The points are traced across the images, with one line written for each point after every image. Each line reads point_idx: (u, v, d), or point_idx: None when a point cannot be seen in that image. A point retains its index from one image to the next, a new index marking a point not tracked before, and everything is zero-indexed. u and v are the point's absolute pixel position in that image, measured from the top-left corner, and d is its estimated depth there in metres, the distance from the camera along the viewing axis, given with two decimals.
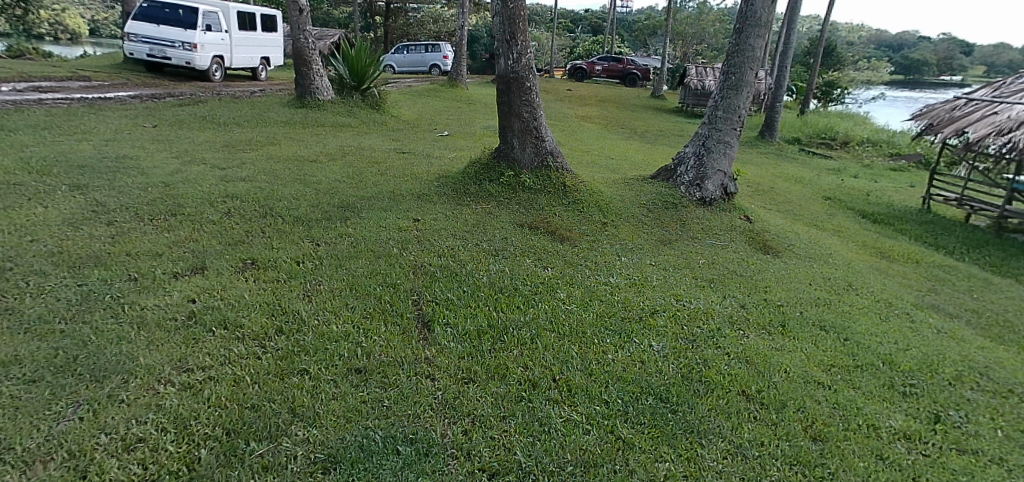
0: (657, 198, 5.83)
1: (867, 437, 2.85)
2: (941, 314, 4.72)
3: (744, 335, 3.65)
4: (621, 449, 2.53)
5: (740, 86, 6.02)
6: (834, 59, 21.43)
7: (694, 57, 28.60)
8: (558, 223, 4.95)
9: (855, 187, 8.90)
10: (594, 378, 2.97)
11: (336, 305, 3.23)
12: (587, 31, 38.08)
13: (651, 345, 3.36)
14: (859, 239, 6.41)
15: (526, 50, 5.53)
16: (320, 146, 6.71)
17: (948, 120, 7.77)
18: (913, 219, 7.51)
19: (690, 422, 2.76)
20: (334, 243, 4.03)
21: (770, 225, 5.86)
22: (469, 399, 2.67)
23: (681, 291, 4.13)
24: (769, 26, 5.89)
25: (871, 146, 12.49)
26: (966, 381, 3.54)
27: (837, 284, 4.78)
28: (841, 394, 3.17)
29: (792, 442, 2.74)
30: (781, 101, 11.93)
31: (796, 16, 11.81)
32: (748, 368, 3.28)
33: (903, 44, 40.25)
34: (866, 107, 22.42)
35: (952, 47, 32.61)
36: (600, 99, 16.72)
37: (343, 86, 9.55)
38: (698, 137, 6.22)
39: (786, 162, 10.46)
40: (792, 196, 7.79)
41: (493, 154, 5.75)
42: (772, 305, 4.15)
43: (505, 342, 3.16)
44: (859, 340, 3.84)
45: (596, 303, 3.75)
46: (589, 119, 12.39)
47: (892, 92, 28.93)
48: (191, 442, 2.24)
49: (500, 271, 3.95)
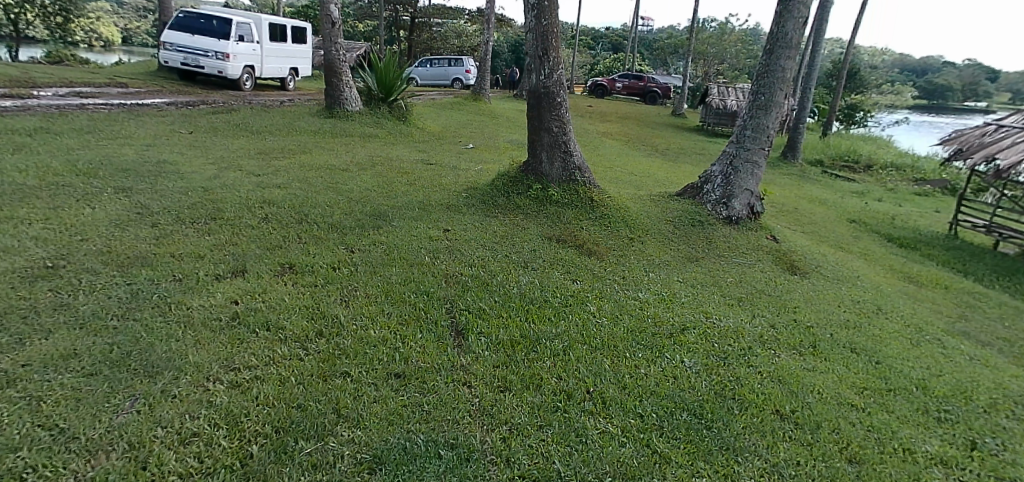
0: (684, 215, 5.85)
1: (903, 461, 2.85)
2: (972, 341, 4.69)
3: (776, 355, 3.66)
4: (659, 463, 2.54)
5: (769, 106, 6.01)
6: (857, 82, 21.28)
7: (715, 77, 28.58)
8: (586, 237, 4.98)
9: (879, 211, 8.85)
10: (627, 391, 3.00)
11: (372, 311, 3.29)
12: (607, 48, 38.49)
13: (682, 361, 3.40)
14: (886, 263, 6.39)
15: (558, 66, 5.59)
16: (350, 156, 6.83)
17: (978, 146, 7.70)
18: (940, 245, 7.45)
19: (725, 438, 2.78)
20: (368, 250, 4.09)
21: (796, 246, 5.87)
22: (506, 407, 2.70)
23: (710, 308, 4.16)
24: (799, 47, 5.87)
25: (894, 170, 12.38)
26: (1002, 409, 3.53)
27: (866, 307, 4.76)
28: (874, 417, 3.17)
29: (828, 462, 2.75)
30: (803, 123, 11.91)
31: (820, 39, 11.76)
32: (781, 387, 3.29)
33: (926, 70, 39.85)
34: (889, 131, 22.19)
35: (977, 73, 32.16)
36: (622, 117, 16.83)
37: (371, 98, 9.68)
38: (725, 156, 6.24)
39: (809, 183, 10.44)
40: (817, 218, 7.76)
41: (522, 168, 5.78)
42: (803, 326, 4.16)
43: (539, 353, 3.20)
44: (890, 364, 3.83)
45: (627, 317, 3.78)
46: (611, 136, 12.47)
47: (915, 117, 28.51)
48: (243, 438, 2.29)
49: (531, 283, 4.00)
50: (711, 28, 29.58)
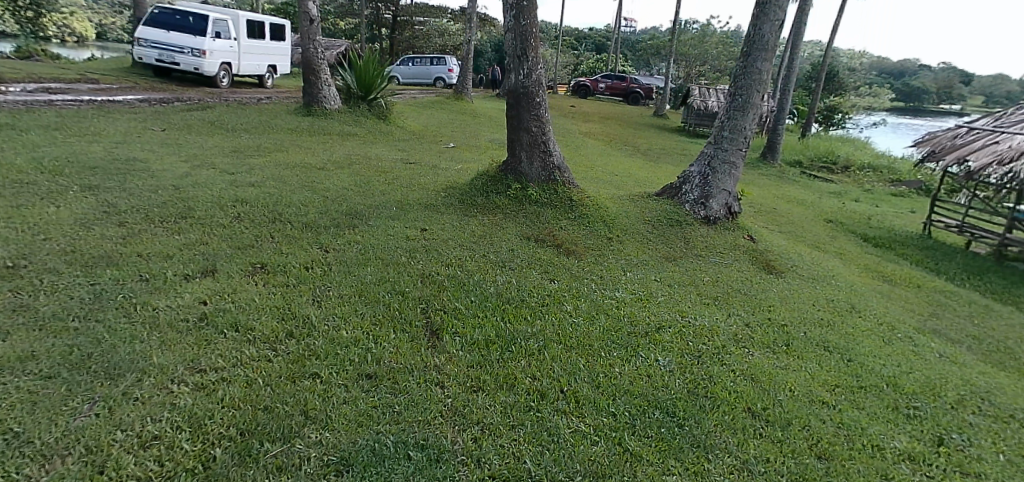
0: (663, 214, 5.89)
1: (871, 457, 2.89)
2: (943, 339, 4.77)
3: (750, 353, 3.70)
4: (630, 461, 2.55)
5: (746, 107, 6.07)
6: (835, 84, 21.61)
7: (697, 78, 28.83)
8: (565, 236, 4.98)
9: (856, 211, 8.99)
10: (601, 390, 3.00)
11: (345, 311, 3.25)
12: (590, 48, 38.62)
13: (657, 359, 3.41)
14: (860, 263, 6.48)
15: (537, 66, 5.59)
16: (327, 154, 6.77)
17: (950, 147, 7.85)
18: (913, 245, 7.58)
19: (696, 436, 2.80)
20: (343, 250, 4.05)
21: (773, 245, 5.93)
22: (478, 408, 2.68)
23: (686, 308, 4.18)
24: (775, 50, 5.94)
25: (871, 170, 12.58)
26: (969, 405, 3.60)
27: (840, 306, 4.82)
28: (844, 414, 3.22)
29: (797, 459, 2.78)
30: (783, 124, 12.06)
31: (798, 42, 11.90)
32: (753, 385, 3.32)
33: (903, 73, 40.60)
34: (867, 132, 22.57)
35: (952, 76, 32.82)
36: (604, 117, 16.90)
37: (350, 96, 9.61)
38: (703, 157, 6.28)
39: (787, 184, 10.56)
40: (795, 218, 7.86)
41: (501, 167, 5.77)
42: (777, 324, 4.20)
43: (514, 353, 3.19)
44: (862, 361, 3.89)
45: (603, 316, 3.78)
46: (593, 135, 12.51)
47: (893, 119, 29.00)
48: (206, 441, 2.25)
49: (508, 283, 3.98)
50: (693, 30, 29.83)
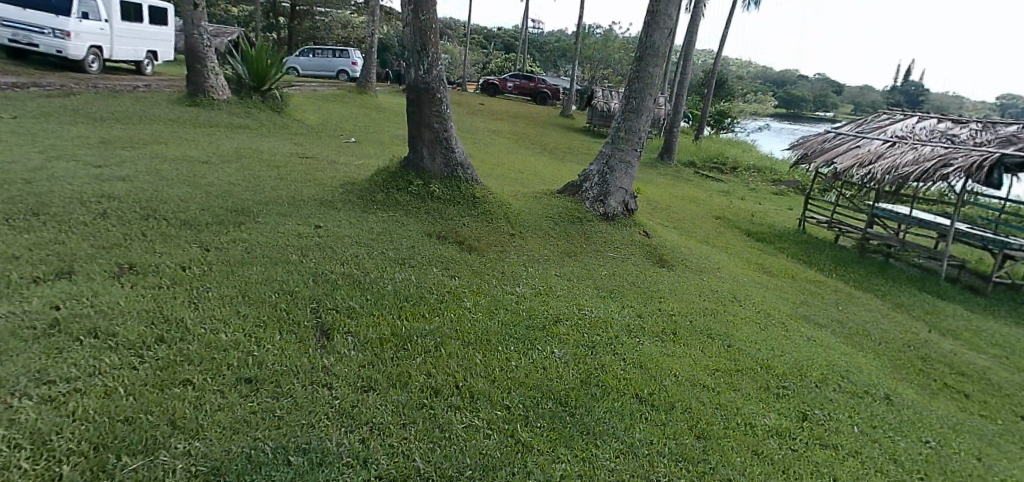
0: (564, 211, 6.04)
1: (744, 434, 3.13)
2: (811, 324, 5.26)
3: (640, 342, 3.88)
4: (520, 452, 2.59)
5: (640, 110, 6.36)
6: (725, 91, 23.20)
7: (601, 81, 29.88)
8: (467, 233, 4.98)
9: (741, 208, 9.69)
10: (496, 384, 3.03)
11: (226, 313, 3.06)
12: (499, 48, 38.91)
13: (553, 352, 3.49)
14: (744, 256, 7.00)
15: (436, 61, 5.55)
16: (213, 148, 6.35)
17: (820, 150, 8.66)
18: (790, 239, 8.29)
19: (586, 423, 2.90)
20: (227, 248, 3.82)
21: (666, 240, 6.26)
22: (368, 408, 2.62)
23: (584, 301, 4.32)
24: (666, 56, 6.27)
25: (756, 171, 13.62)
26: (830, 383, 3.98)
27: (724, 296, 5.17)
28: (722, 396, 3.46)
29: (678, 440, 2.95)
30: (678, 126, 12.77)
31: (691, 49, 12.64)
32: (642, 372, 3.49)
33: (785, 82, 44.31)
34: (753, 136, 24.42)
35: (825, 87, 36.26)
36: (512, 116, 17.09)
37: (241, 87, 9.08)
38: (602, 156, 6.51)
39: (682, 183, 11.20)
40: (687, 215, 8.35)
41: (403, 163, 5.67)
42: (667, 314, 4.44)
43: (410, 350, 3.14)
44: (740, 347, 4.19)
45: (502, 311, 3.82)
46: (500, 133, 12.61)
47: (776, 125, 31.58)
48: (51, 458, 2.04)
49: (406, 280, 3.91)
50: (597, 34, 30.89)
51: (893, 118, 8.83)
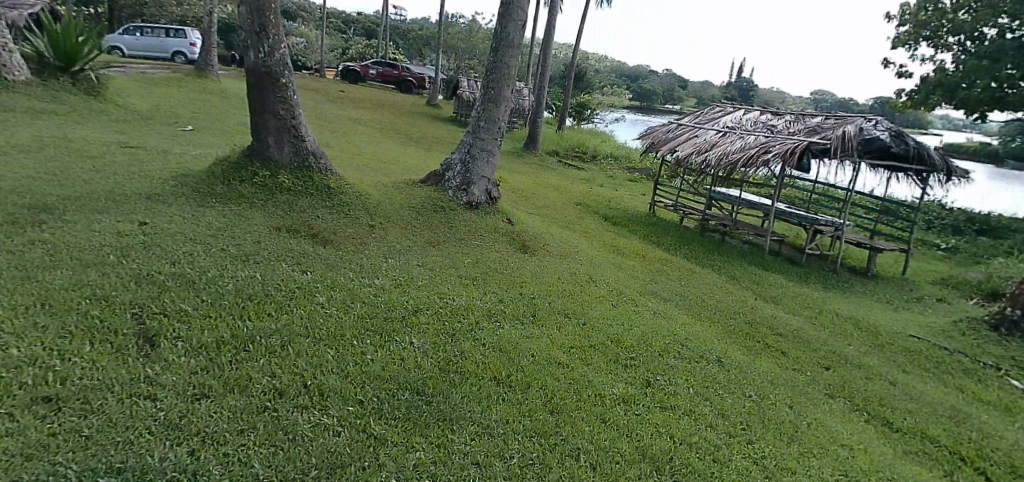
0: (426, 200, 5.98)
1: (594, 405, 3.33)
2: (658, 299, 5.73)
3: (500, 326, 3.96)
4: (372, 446, 2.53)
5: (499, 100, 6.46)
6: (584, 83, 24.40)
7: (466, 71, 30.01)
8: (321, 225, 4.75)
9: (599, 195, 10.26)
10: (349, 379, 2.92)
11: (20, 327, 2.65)
12: (360, 34, 37.51)
13: (411, 342, 3.45)
14: (601, 239, 7.42)
15: (279, 44, 5.22)
16: (6, 136, 5.44)
17: (665, 140, 9.41)
18: (642, 222, 8.93)
19: (443, 410, 2.90)
20: (22, 252, 3.30)
21: (528, 227, 6.44)
22: (199, 417, 2.41)
23: (445, 289, 4.31)
24: (521, 48, 6.43)
25: (613, 159, 14.50)
26: (672, 351, 4.36)
27: (581, 278, 5.44)
28: (576, 371, 3.64)
29: (533, 417, 3.06)
30: (541, 117, 13.19)
31: (550, 42, 13.10)
32: (500, 355, 3.57)
33: (638, 76, 47.58)
34: (611, 127, 25.98)
35: (672, 82, 39.51)
36: (376, 104, 16.59)
37: (45, 67, 7.87)
38: (463, 145, 6.53)
39: (545, 171, 11.60)
40: (549, 202, 8.67)
41: (246, 153, 5.27)
42: (527, 298, 4.58)
43: (252, 352, 2.93)
44: (594, 324, 4.44)
45: (358, 305, 3.69)
46: (361, 122, 12.19)
47: (631, 117, 33.84)
48: None
49: (250, 277, 3.64)
50: (461, 24, 30.92)
51: (725, 110, 9.82)
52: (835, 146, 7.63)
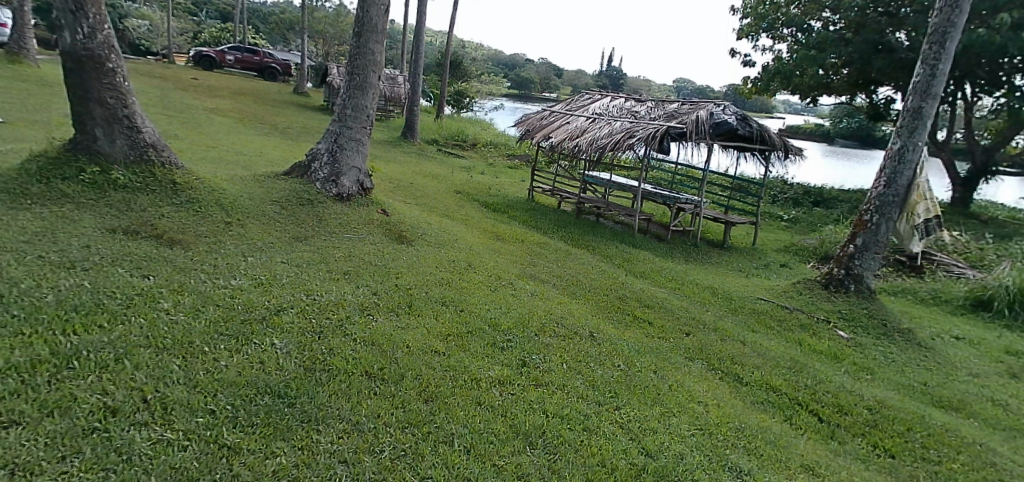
0: (292, 194, 5.66)
1: (470, 390, 3.35)
2: (536, 281, 5.88)
3: (373, 320, 3.86)
4: (225, 457, 2.38)
5: (365, 86, 6.24)
6: (461, 71, 24.34)
7: (337, 58, 28.70)
8: (167, 225, 4.32)
9: (479, 182, 10.31)
10: (198, 389, 2.71)
11: None
12: (215, 16, 34.45)
13: (273, 343, 3.25)
14: (480, 226, 7.47)
15: (100, 25, 4.68)
16: None
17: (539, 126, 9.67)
18: (521, 208, 9.11)
19: (307, 411, 2.77)
20: None
21: (404, 217, 6.32)
22: (7, 448, 2.14)
23: (313, 285, 4.11)
24: (385, 33, 6.26)
25: (493, 147, 14.63)
26: (548, 330, 4.50)
27: (459, 265, 5.44)
28: (452, 358, 3.64)
29: (407, 408, 3.02)
30: (417, 105, 12.97)
31: (422, 29, 12.88)
32: (373, 349, 3.47)
33: (515, 65, 48.32)
34: (490, 114, 26.18)
35: (547, 71, 40.59)
36: (236, 93, 15.37)
37: None
38: (330, 134, 6.25)
39: (424, 160, 11.44)
40: (428, 191, 8.56)
41: (69, 146, 4.67)
42: (402, 289, 4.49)
43: (77, 369, 2.62)
44: (471, 310, 4.46)
45: (211, 308, 3.41)
46: (219, 112, 11.24)
47: (510, 104, 34.32)
48: None
49: (77, 286, 3.23)
50: (328, 9, 29.44)
51: (594, 97, 10.26)
52: (691, 129, 8.27)
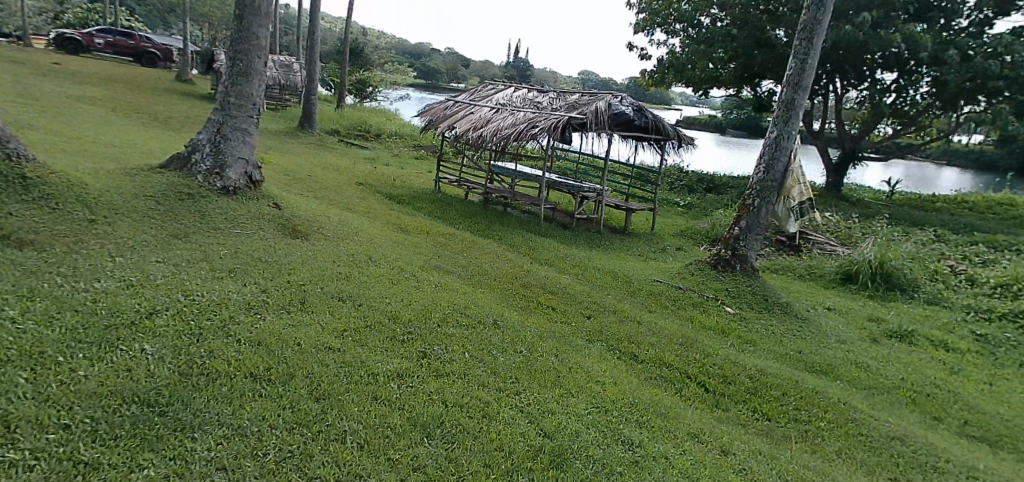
0: (171, 188, 5.26)
1: (365, 385, 3.27)
2: (440, 272, 5.85)
3: (261, 319, 3.67)
4: (80, 475, 2.20)
5: (250, 73, 5.90)
6: (363, 60, 23.59)
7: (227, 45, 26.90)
8: (16, 224, 3.87)
9: (383, 174, 10.07)
10: (49, 404, 2.48)
11: None
12: None
13: (142, 349, 3.01)
14: (383, 218, 7.31)
15: None
16: None
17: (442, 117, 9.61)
18: (427, 199, 9.01)
19: (181, 418, 2.60)
20: None
21: (299, 210, 6.05)
22: None
23: (193, 285, 3.84)
24: (270, 17, 5.94)
25: (398, 138, 14.34)
26: (450, 320, 4.49)
27: (358, 258, 5.29)
28: (348, 354, 3.54)
29: (295, 407, 2.90)
30: (316, 94, 12.44)
31: (318, 14, 12.35)
32: (259, 349, 3.31)
33: (421, 55, 47.52)
34: (396, 105, 25.61)
35: (454, 61, 40.27)
36: (109, 80, 14.02)
37: None
38: (212, 124, 5.86)
39: (325, 152, 11.01)
40: (327, 183, 8.26)
41: None
42: (295, 285, 4.31)
43: None
44: (369, 303, 4.36)
45: (68, 314, 3.11)
46: (88, 101, 10.20)
47: (417, 95, 33.74)
48: None
49: None
50: None
51: (497, 87, 10.32)
52: (590, 119, 8.51)
